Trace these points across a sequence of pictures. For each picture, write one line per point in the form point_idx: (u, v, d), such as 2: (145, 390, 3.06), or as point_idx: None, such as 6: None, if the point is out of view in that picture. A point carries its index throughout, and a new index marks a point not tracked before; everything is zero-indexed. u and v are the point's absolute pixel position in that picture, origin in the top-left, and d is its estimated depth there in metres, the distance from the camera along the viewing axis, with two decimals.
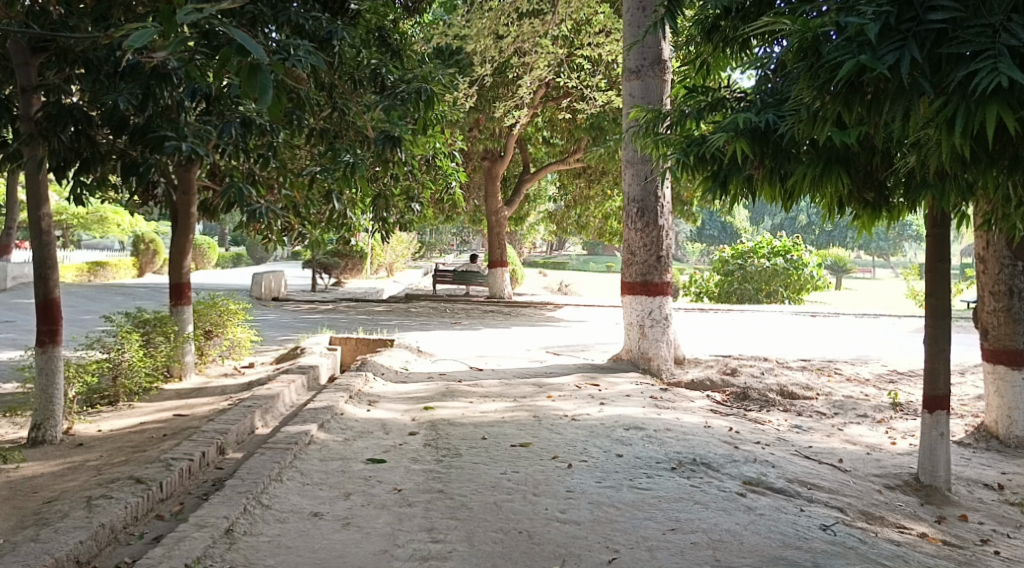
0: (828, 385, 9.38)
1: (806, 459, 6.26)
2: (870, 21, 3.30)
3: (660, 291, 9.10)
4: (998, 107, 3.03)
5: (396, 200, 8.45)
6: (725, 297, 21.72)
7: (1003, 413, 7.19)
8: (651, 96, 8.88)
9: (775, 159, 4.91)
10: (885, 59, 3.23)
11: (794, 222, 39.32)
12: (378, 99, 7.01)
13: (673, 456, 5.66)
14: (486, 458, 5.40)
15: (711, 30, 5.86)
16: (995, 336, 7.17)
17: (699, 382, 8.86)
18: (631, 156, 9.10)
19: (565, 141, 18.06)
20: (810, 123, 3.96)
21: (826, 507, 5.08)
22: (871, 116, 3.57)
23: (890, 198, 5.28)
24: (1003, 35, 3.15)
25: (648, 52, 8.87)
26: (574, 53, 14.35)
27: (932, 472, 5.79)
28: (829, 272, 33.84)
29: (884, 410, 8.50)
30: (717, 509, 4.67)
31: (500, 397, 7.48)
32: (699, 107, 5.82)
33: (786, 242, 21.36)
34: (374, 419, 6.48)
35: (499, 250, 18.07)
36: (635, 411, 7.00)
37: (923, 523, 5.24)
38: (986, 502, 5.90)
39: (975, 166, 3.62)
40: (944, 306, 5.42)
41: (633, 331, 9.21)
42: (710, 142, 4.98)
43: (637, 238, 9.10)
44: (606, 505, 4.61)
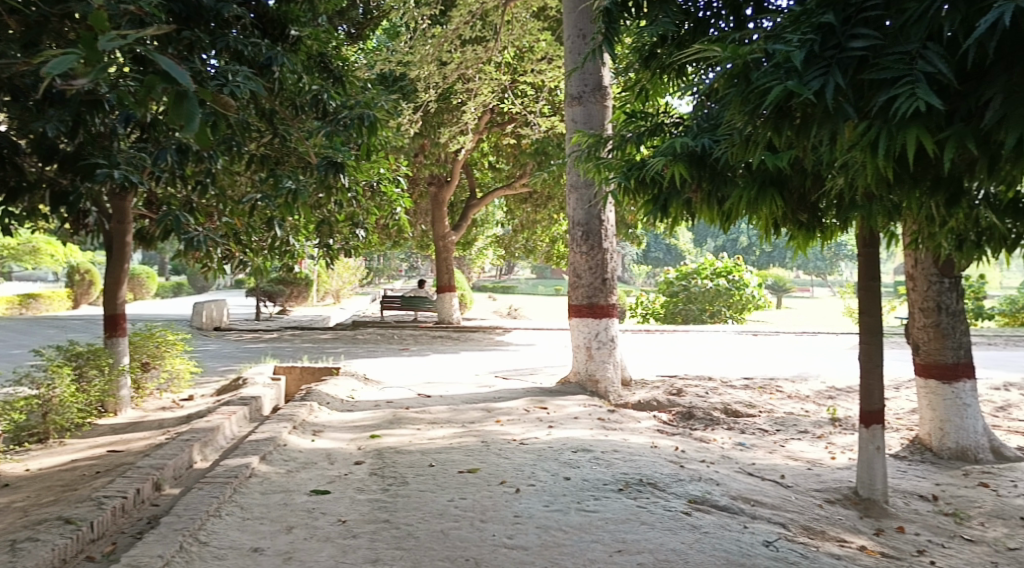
0: (770, 403, 9.56)
1: (749, 476, 6.36)
2: (795, 48, 3.48)
3: (606, 314, 9.15)
4: (918, 132, 3.14)
5: (340, 226, 8.38)
6: (670, 317, 21.95)
7: (935, 425, 7.40)
8: (593, 121, 9.01)
9: (712, 182, 5.07)
10: (811, 85, 3.39)
11: (735, 244, 40.05)
12: (321, 124, 6.97)
13: (620, 478, 5.70)
14: (434, 486, 5.36)
15: (649, 58, 5.99)
16: (925, 351, 7.37)
17: (646, 402, 8.98)
18: (575, 180, 9.21)
19: (510, 166, 18.11)
20: (742, 148, 4.11)
21: (768, 522, 5.16)
22: (800, 141, 3.72)
23: (823, 219, 5.45)
24: (920, 62, 3.22)
25: (589, 78, 9.03)
26: (517, 80, 14.47)
27: (870, 485, 5.89)
28: (770, 291, 34.48)
29: (823, 425, 8.70)
30: (663, 529, 4.71)
31: (448, 423, 7.45)
32: (638, 132, 5.95)
33: (727, 263, 21.74)
34: (319, 449, 6.39)
35: (447, 275, 17.91)
36: (584, 433, 7.04)
37: (862, 536, 5.36)
38: (921, 513, 6.07)
39: (900, 187, 3.77)
40: (876, 324, 5.57)
41: (580, 354, 9.24)
42: (648, 168, 5.15)
43: (581, 261, 9.18)
44: (553, 529, 4.61)
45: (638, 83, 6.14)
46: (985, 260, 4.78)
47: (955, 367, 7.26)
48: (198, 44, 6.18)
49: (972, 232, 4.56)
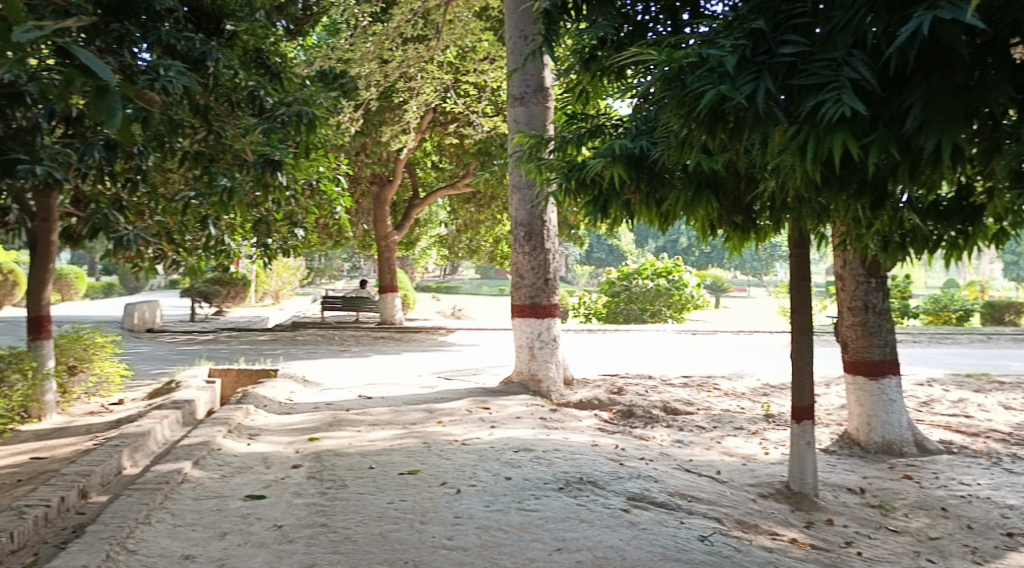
0: (707, 400, 9.73)
1: (686, 472, 6.47)
2: (728, 54, 3.56)
3: (548, 314, 9.19)
4: (844, 136, 3.23)
5: (278, 226, 8.24)
6: (612, 317, 22.17)
7: (863, 420, 7.64)
8: (535, 122, 9.04)
9: (650, 183, 5.15)
10: (743, 89, 3.46)
11: (675, 245, 40.60)
12: (257, 122, 6.87)
13: (560, 477, 5.74)
14: (373, 488, 5.33)
15: (588, 60, 6.00)
16: (854, 349, 7.58)
17: (587, 401, 9.05)
18: (517, 180, 9.23)
19: (453, 166, 18.07)
20: (678, 150, 4.19)
21: (704, 518, 5.26)
22: (733, 144, 3.80)
23: (757, 221, 5.57)
24: (846, 68, 3.32)
25: (531, 79, 9.05)
26: (460, 80, 14.46)
27: (801, 480, 6.03)
28: (709, 291, 35.04)
29: (758, 422, 8.88)
30: (601, 526, 4.76)
31: (389, 425, 7.41)
32: (579, 133, 6.00)
33: (667, 263, 22.04)
34: (254, 453, 6.30)
35: (389, 276, 17.76)
36: (525, 433, 7.07)
37: (793, 529, 5.50)
38: (849, 506, 6.25)
39: (829, 190, 3.88)
40: (807, 322, 5.72)
41: (523, 354, 9.27)
42: (588, 169, 5.20)
43: (524, 261, 9.22)
44: (493, 530, 4.62)
45: (578, 85, 6.18)
46: (909, 261, 4.96)
47: (881, 364, 7.50)
48: (128, 37, 6.07)
49: (897, 233, 4.71)
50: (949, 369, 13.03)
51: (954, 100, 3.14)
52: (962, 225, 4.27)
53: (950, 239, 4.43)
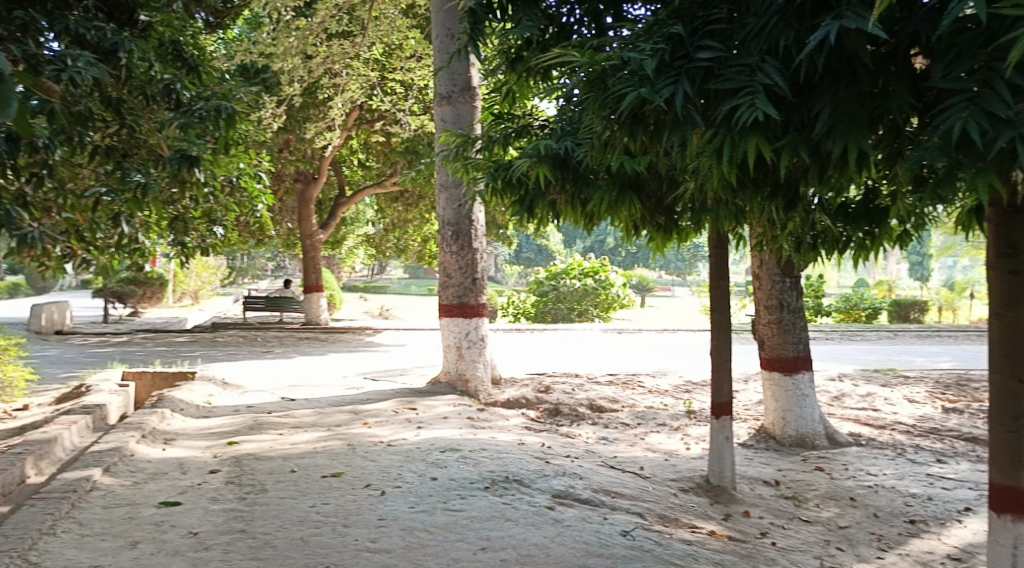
0: (632, 397, 9.88)
1: (611, 469, 6.55)
2: (648, 57, 3.60)
3: (476, 313, 9.19)
4: (758, 140, 3.32)
5: (197, 223, 8.24)
6: (541, 317, 22.31)
7: (778, 415, 7.88)
8: (462, 121, 9.03)
9: (575, 184, 5.20)
10: (662, 92, 3.51)
11: (603, 245, 41.06)
12: (173, 116, 6.66)
13: (486, 476, 5.74)
14: (294, 492, 5.24)
15: (514, 60, 6.02)
16: (770, 346, 7.79)
17: (514, 400, 9.08)
18: (444, 180, 9.21)
19: (381, 164, 17.91)
20: (601, 151, 4.24)
21: (627, 513, 5.34)
22: (654, 145, 3.85)
23: (679, 222, 5.67)
24: (759, 74, 3.39)
25: (458, 78, 9.03)
26: (386, 78, 14.36)
27: (720, 473, 6.19)
28: (635, 291, 35.53)
29: (681, 418, 9.06)
30: (526, 524, 4.78)
31: (312, 427, 7.30)
32: (506, 133, 6.02)
33: (594, 263, 22.27)
34: (169, 459, 6.13)
35: (315, 275, 17.47)
36: (452, 433, 7.05)
37: (712, 522, 5.63)
38: (765, 498, 6.43)
39: (744, 191, 3.98)
40: (726, 320, 5.85)
41: (450, 354, 9.24)
42: (514, 169, 5.20)
43: (451, 261, 9.19)
44: (417, 530, 4.60)
45: (506, 85, 6.19)
46: (821, 261, 5.12)
47: (795, 361, 7.72)
48: (32, 25, 5.85)
49: (809, 234, 4.86)
50: (859, 364, 13.54)
51: (859, 106, 3.26)
52: (869, 226, 4.44)
53: (858, 240, 4.59)
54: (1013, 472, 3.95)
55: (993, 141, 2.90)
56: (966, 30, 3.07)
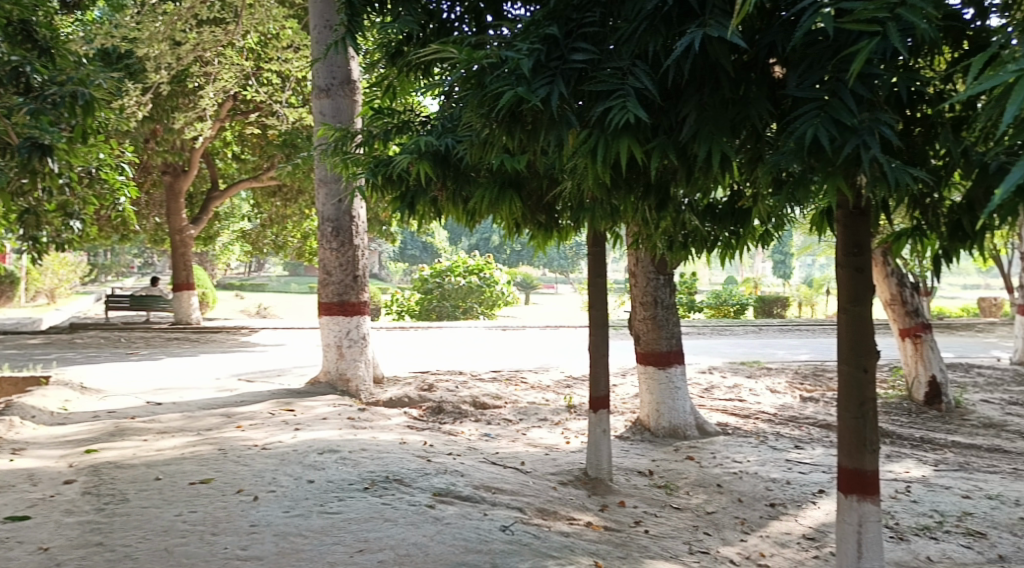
0: (515, 393, 9.94)
1: (492, 465, 6.56)
2: (524, 57, 3.59)
3: (357, 311, 9.02)
4: (629, 142, 3.37)
5: (50, 216, 7.69)
6: (425, 314, 22.20)
7: (652, 407, 8.13)
8: (342, 115, 8.84)
9: (456, 181, 5.16)
10: (538, 92, 3.52)
11: (487, 242, 41.19)
12: (22, 102, 6.22)
13: (366, 476, 5.63)
14: (159, 501, 4.99)
15: (395, 54, 5.92)
16: (645, 341, 7.98)
17: (397, 399, 8.97)
18: (324, 175, 9.00)
19: (257, 157, 17.32)
20: (480, 149, 4.22)
21: (507, 508, 5.35)
22: (530, 144, 3.86)
23: (559, 221, 5.72)
24: (630, 78, 3.46)
25: (337, 71, 8.85)
26: (262, 68, 13.94)
27: (597, 465, 6.32)
28: (519, 289, 35.84)
29: (561, 413, 9.18)
30: (405, 523, 4.72)
31: (180, 432, 6.99)
32: (386, 129, 5.92)
33: (479, 261, 22.24)
34: (19, 470, 5.73)
35: (185, 272, 16.77)
36: (331, 434, 6.89)
37: (589, 513, 5.73)
38: (639, 488, 6.59)
39: (618, 192, 4.06)
40: (602, 317, 5.96)
41: (330, 353, 9.01)
42: (394, 165, 5.09)
43: (331, 258, 8.98)
44: (292, 535, 4.46)
45: (385, 80, 6.08)
46: (691, 260, 5.29)
47: (668, 355, 7.95)
48: None
49: (681, 233, 5.00)
50: (728, 357, 14.11)
51: (723, 112, 3.38)
52: (734, 226, 4.62)
53: (724, 239, 4.76)
54: (859, 456, 4.16)
55: (842, 147, 3.08)
56: (818, 42, 3.26)
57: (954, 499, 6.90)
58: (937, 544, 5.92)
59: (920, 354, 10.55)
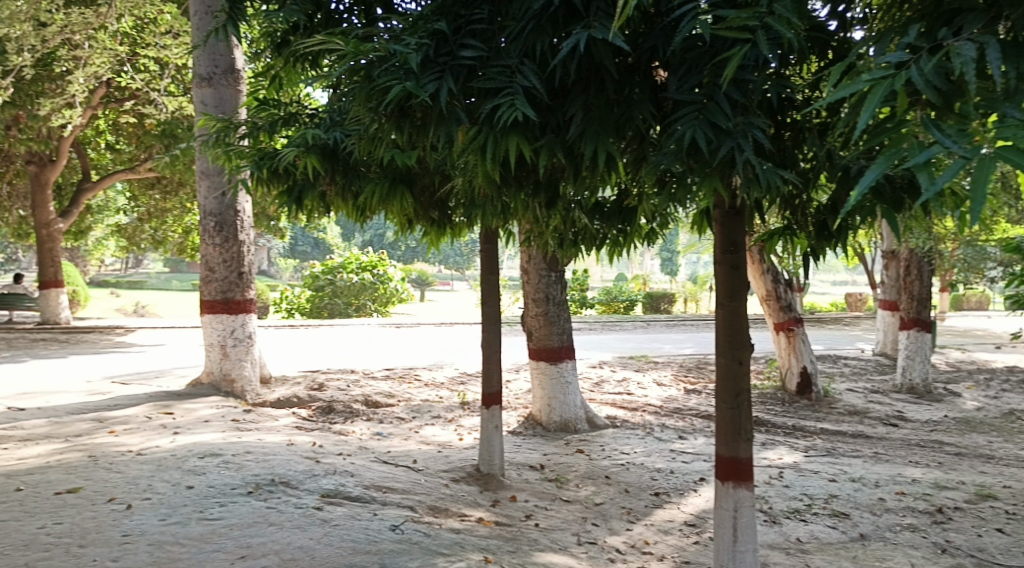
0: (407, 391, 9.87)
1: (383, 464, 6.48)
2: (412, 51, 3.56)
3: (242, 309, 8.74)
4: (518, 140, 3.40)
5: None
6: (316, 312, 21.74)
7: (544, 402, 8.23)
8: (225, 105, 8.54)
9: (346, 176, 5.07)
10: (426, 87, 3.50)
11: (381, 239, 40.72)
12: None
13: (250, 480, 5.46)
14: (21, 513, 4.70)
15: (280, 45, 5.74)
16: (537, 337, 8.06)
17: (285, 399, 8.76)
18: (205, 167, 8.67)
19: (133, 147, 16.49)
20: (369, 143, 4.17)
21: (397, 507, 5.31)
22: (420, 140, 3.83)
23: (452, 218, 5.72)
24: (518, 76, 3.47)
25: (220, 59, 8.55)
26: (138, 54, 13.30)
27: (489, 461, 6.34)
28: (413, 286, 35.59)
29: (454, 410, 9.17)
30: (291, 527, 4.61)
31: (47, 439, 6.60)
32: (272, 121, 5.76)
33: (373, 258, 21.75)
34: None
35: (53, 268, 15.89)
36: (214, 437, 6.66)
37: (480, 509, 5.74)
38: (531, 482, 6.65)
39: (508, 189, 4.09)
40: (495, 313, 5.97)
41: (213, 353, 8.68)
42: (280, 158, 4.94)
43: (214, 253, 8.67)
44: (168, 544, 4.28)
45: (271, 70, 5.90)
46: (581, 257, 5.38)
47: (559, 350, 8.05)
48: None
49: (571, 231, 5.08)
50: (616, 352, 14.43)
51: (608, 112, 3.45)
52: (622, 224, 4.73)
53: (612, 237, 4.87)
54: (734, 444, 4.32)
55: (718, 149, 3.19)
56: (696, 47, 3.36)
57: (821, 483, 7.27)
58: (807, 526, 6.22)
59: (793, 347, 11.07)
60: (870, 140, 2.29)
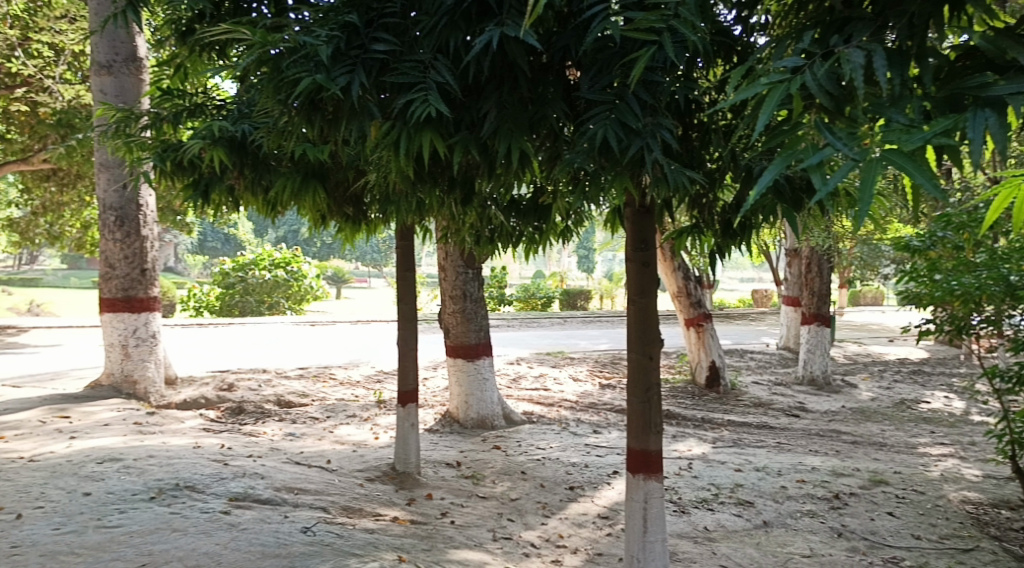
0: (322, 390, 9.72)
1: (295, 465, 6.36)
2: (323, 43, 3.49)
3: (146, 308, 8.45)
4: (431, 135, 3.39)
5: None
6: (226, 310, 21.14)
7: (461, 399, 8.24)
8: (127, 95, 8.25)
9: (255, 169, 4.94)
10: (338, 80, 3.44)
11: (295, 235, 39.92)
12: None
13: (152, 485, 5.28)
14: None
15: (184, 33, 5.52)
16: (454, 334, 8.04)
17: (192, 401, 8.51)
18: (104, 158, 8.33)
19: (25, 137, 15.65)
20: (278, 136, 4.07)
21: (309, 509, 5.22)
22: (331, 134, 3.77)
23: (367, 214, 5.65)
24: (432, 71, 3.44)
25: (121, 46, 8.24)
26: (31, 39, 12.67)
27: (405, 460, 6.30)
28: (329, 282, 35.01)
29: (370, 408, 9.08)
30: (196, 533, 4.48)
31: None
32: (177, 111, 5.55)
33: (286, 254, 21.44)
34: None
35: None
36: (114, 441, 6.41)
37: (395, 508, 5.69)
38: (447, 479, 6.63)
39: (422, 185, 4.06)
40: (411, 310, 5.93)
41: (113, 353, 8.34)
42: (185, 150, 4.77)
43: (115, 249, 8.34)
44: (63, 555, 4.10)
45: (175, 59, 5.69)
46: (497, 254, 5.38)
47: (476, 347, 8.05)
48: None
49: (487, 228, 5.08)
50: (534, 348, 14.53)
51: (521, 111, 3.46)
52: (537, 221, 4.77)
53: (528, 234, 4.90)
54: (645, 437, 4.40)
55: (628, 148, 3.24)
56: (607, 47, 3.40)
57: (728, 473, 7.48)
58: (714, 515, 6.39)
59: (702, 342, 11.36)
60: (769, 142, 2.38)
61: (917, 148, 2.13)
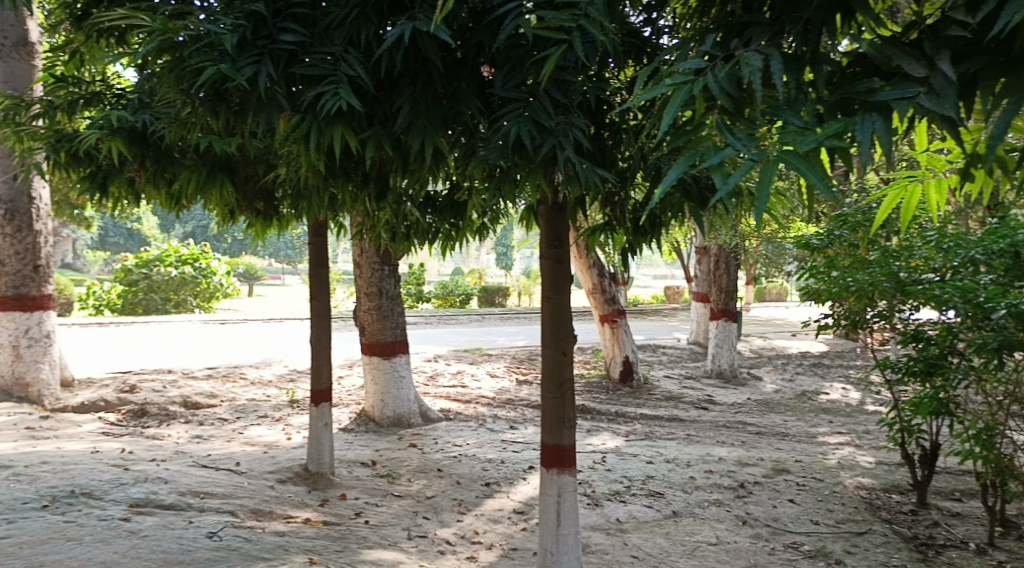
0: (231, 391, 9.45)
1: (202, 469, 6.17)
2: (227, 32, 3.37)
3: (39, 306, 8.07)
4: (342, 129, 3.33)
5: None
6: (129, 308, 20.34)
7: (376, 398, 8.15)
8: (17, 81, 7.83)
9: (157, 161, 4.75)
10: (243, 71, 3.34)
11: (203, 230, 38.76)
12: None
13: (45, 493, 5.03)
14: None
15: (80, 17, 5.25)
16: (369, 332, 7.93)
17: (91, 404, 8.16)
18: None
19: None
20: (180, 127, 3.93)
21: (216, 514, 5.07)
22: (238, 126, 3.66)
23: (278, 209, 5.52)
24: (342, 64, 3.38)
25: (9, 30, 7.81)
26: None
27: (318, 460, 6.18)
28: (240, 279, 34.12)
29: (282, 408, 8.89)
30: (93, 541, 4.29)
31: None
32: (72, 100, 5.29)
33: (193, 250, 20.82)
34: None
35: None
36: (4, 448, 6.08)
37: (307, 509, 5.58)
38: (361, 479, 6.54)
39: (335, 180, 3.98)
40: (324, 308, 5.81)
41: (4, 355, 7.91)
42: (80, 140, 4.56)
43: (5, 245, 7.93)
44: None
45: (69, 44, 5.41)
46: (413, 250, 5.33)
47: (392, 345, 7.96)
48: None
49: (402, 224, 5.03)
50: (451, 345, 14.48)
51: (435, 107, 3.43)
52: (453, 218, 4.75)
53: (444, 231, 4.87)
54: (558, 431, 4.43)
55: (540, 146, 3.25)
56: (520, 45, 3.39)
57: (640, 465, 7.61)
58: (625, 507, 6.48)
59: (616, 337, 11.52)
60: (673, 141, 2.42)
61: (811, 150, 2.20)
